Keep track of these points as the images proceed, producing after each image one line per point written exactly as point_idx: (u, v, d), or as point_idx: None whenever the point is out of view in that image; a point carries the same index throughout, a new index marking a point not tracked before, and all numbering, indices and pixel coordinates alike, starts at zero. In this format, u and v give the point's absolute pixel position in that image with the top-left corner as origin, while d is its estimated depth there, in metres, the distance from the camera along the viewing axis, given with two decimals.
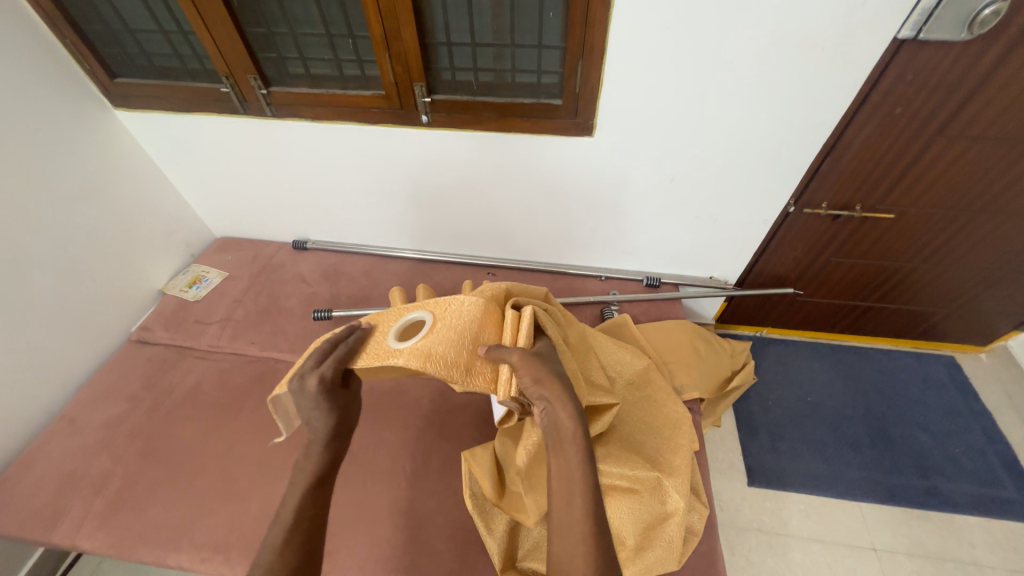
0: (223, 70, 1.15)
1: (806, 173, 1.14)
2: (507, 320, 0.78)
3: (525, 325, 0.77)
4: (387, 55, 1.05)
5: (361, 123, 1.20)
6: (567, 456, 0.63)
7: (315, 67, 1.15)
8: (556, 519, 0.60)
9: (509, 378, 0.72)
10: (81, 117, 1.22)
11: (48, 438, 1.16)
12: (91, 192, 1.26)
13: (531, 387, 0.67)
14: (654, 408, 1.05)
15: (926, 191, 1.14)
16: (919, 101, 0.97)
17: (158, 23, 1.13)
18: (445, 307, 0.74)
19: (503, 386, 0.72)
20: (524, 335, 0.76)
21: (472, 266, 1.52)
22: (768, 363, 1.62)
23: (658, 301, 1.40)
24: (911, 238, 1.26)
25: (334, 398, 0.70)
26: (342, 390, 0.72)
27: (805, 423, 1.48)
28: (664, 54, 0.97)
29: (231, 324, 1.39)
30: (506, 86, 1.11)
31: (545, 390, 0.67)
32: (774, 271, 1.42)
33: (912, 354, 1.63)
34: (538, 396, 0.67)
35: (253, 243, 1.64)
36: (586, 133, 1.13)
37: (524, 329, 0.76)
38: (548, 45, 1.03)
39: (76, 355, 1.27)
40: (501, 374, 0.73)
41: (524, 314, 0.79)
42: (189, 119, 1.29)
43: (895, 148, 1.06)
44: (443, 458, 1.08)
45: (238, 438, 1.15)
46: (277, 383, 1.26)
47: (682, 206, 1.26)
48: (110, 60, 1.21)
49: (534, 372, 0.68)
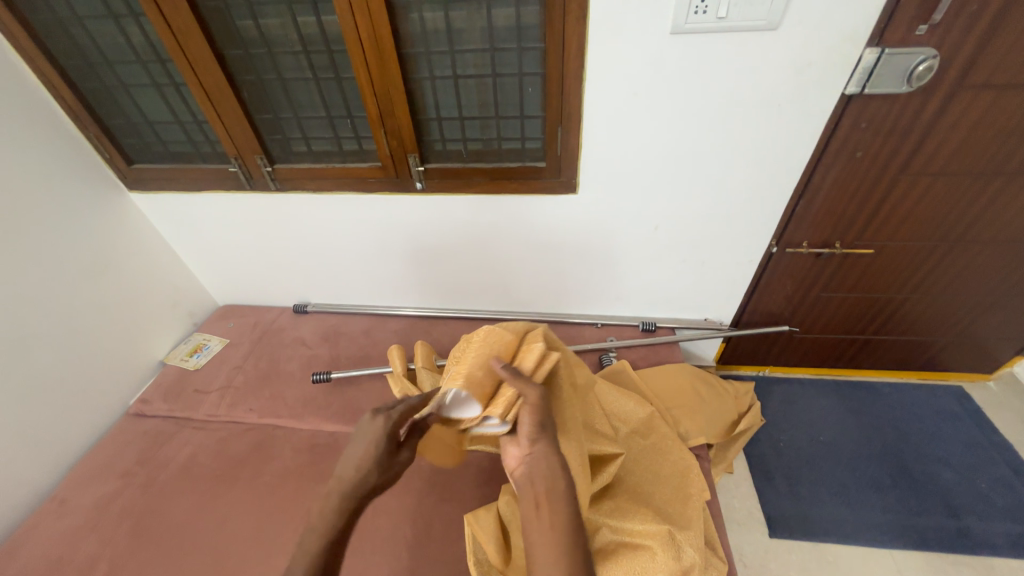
0: (232, 152, 1.24)
1: (783, 215, 1.19)
2: (534, 351, 0.81)
3: (549, 365, 0.80)
4: (382, 132, 1.14)
5: (360, 191, 1.28)
6: (554, 508, 0.63)
7: (316, 145, 1.25)
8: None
9: (518, 405, 0.74)
10: (97, 201, 1.30)
11: (37, 521, 1.12)
12: (100, 269, 1.32)
13: (531, 428, 0.72)
14: (662, 457, 1.03)
15: (900, 225, 1.19)
16: (875, 145, 1.04)
17: (174, 115, 1.24)
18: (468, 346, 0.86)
19: (505, 408, 0.75)
20: (543, 370, 0.79)
21: (470, 320, 1.54)
22: (775, 402, 1.59)
23: (656, 345, 1.41)
24: (896, 271, 1.30)
25: (387, 445, 0.75)
26: (394, 444, 0.77)
27: (821, 464, 1.43)
28: (636, 117, 1.06)
29: (230, 391, 1.38)
30: (493, 152, 1.19)
31: (545, 436, 0.71)
32: (768, 310, 1.44)
33: (919, 386, 1.61)
34: (535, 442, 0.71)
35: (255, 308, 1.67)
36: (570, 191, 1.20)
37: (546, 367, 0.80)
38: (530, 115, 1.12)
39: (73, 431, 1.26)
40: (507, 397, 0.75)
41: (552, 355, 0.81)
42: (198, 197, 1.37)
43: (863, 188, 1.12)
44: (447, 523, 1.04)
45: (232, 511, 1.11)
46: (275, 450, 1.23)
47: (669, 251, 1.31)
48: (127, 147, 1.31)
49: (540, 414, 0.72)
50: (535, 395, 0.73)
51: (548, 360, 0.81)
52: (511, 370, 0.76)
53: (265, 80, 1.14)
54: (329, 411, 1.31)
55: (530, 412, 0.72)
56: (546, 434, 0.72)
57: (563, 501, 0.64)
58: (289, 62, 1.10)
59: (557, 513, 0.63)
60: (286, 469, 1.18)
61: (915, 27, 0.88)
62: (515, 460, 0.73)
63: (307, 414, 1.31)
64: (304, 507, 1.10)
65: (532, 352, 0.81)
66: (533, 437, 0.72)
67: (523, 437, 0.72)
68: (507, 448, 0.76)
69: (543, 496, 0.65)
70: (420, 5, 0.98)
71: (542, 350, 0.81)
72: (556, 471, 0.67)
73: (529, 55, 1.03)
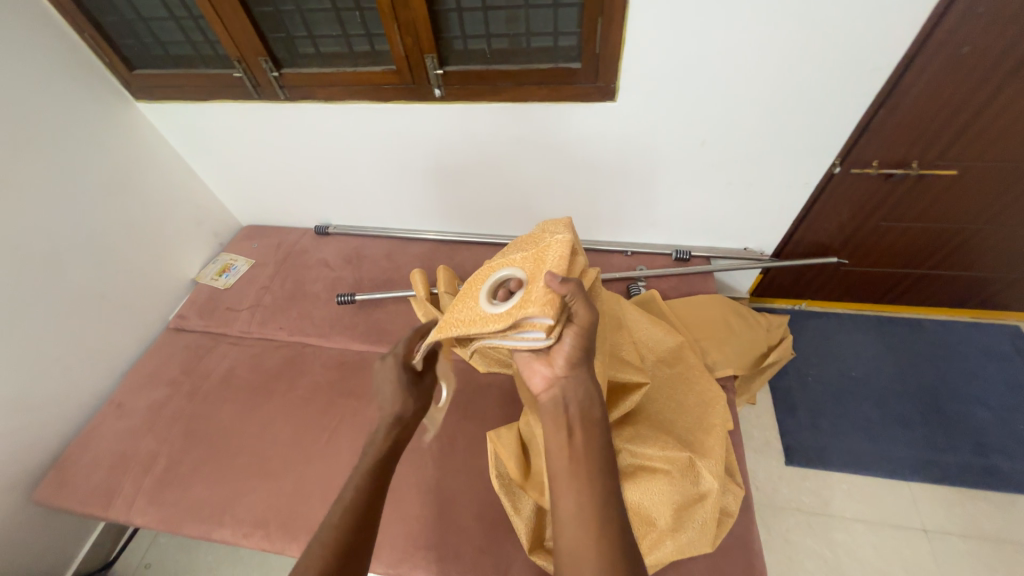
0: (235, 55, 1.13)
1: (854, 129, 1.03)
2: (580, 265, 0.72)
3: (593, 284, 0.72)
4: (396, 27, 1.01)
5: (375, 101, 1.17)
6: (589, 437, 0.61)
7: (324, 45, 1.12)
8: (576, 509, 0.56)
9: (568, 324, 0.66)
10: (106, 112, 1.25)
11: (100, 421, 1.23)
12: (122, 186, 1.30)
13: (577, 354, 0.65)
14: (686, 385, 1.01)
15: (996, 141, 1.02)
16: (990, 37, 0.85)
17: (168, 10, 1.12)
18: (542, 256, 0.75)
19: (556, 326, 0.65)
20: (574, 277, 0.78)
21: (493, 245, 1.49)
22: (808, 336, 1.53)
23: (688, 275, 1.34)
24: (975, 196, 1.14)
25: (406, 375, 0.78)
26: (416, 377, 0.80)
27: (849, 399, 1.40)
28: (693, 3, 0.88)
29: (260, 310, 1.42)
30: (521, 52, 1.05)
31: (590, 365, 0.65)
32: (816, 239, 1.32)
33: (970, 325, 1.50)
34: (579, 368, 0.65)
35: (278, 230, 1.66)
36: (607, 99, 1.06)
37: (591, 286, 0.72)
38: (565, 3, 0.96)
39: (120, 343, 1.33)
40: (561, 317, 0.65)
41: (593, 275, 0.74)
42: (206, 108, 1.29)
43: (960, 93, 0.94)
44: (469, 438, 1.08)
45: (271, 420, 1.19)
46: (306, 365, 1.28)
47: (714, 171, 1.18)
48: (127, 50, 1.22)
49: (586, 339, 0.65)
50: (586, 319, 0.65)
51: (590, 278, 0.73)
52: (573, 285, 0.64)
53: None
54: (355, 332, 1.33)
55: (577, 336, 0.65)
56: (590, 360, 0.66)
57: (599, 432, 0.61)
58: None
59: (592, 444, 0.61)
60: (316, 384, 1.24)
61: None
62: (543, 381, 0.67)
63: (334, 334, 1.34)
64: (335, 418, 1.16)
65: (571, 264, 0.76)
66: (575, 364, 0.65)
67: (562, 362, 0.66)
68: (531, 365, 0.69)
69: (577, 424, 0.62)
70: None
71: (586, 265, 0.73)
72: (596, 402, 0.63)
73: None
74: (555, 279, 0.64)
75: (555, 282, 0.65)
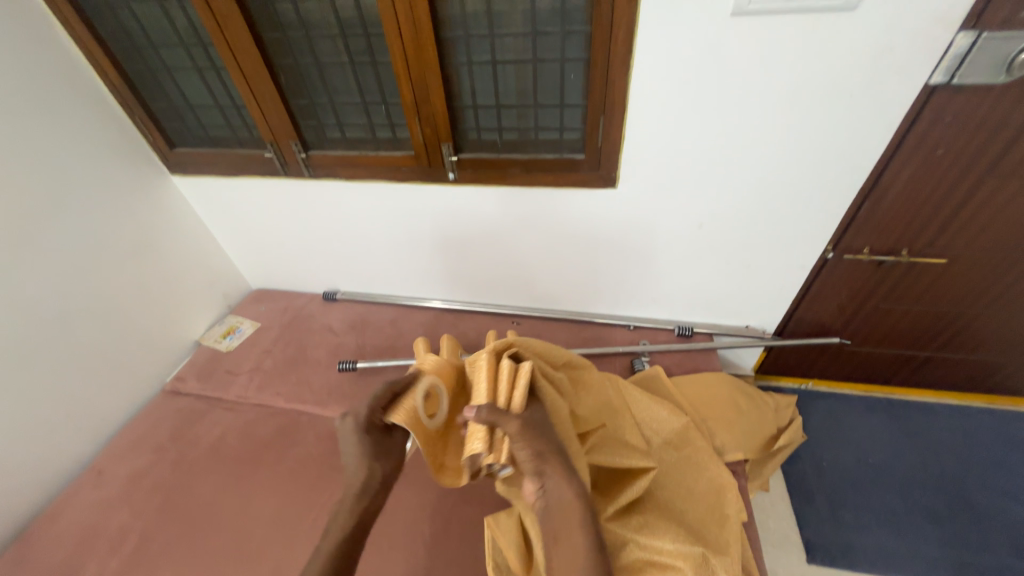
0: (269, 138, 1.24)
1: (844, 217, 1.09)
2: (504, 372, 0.73)
3: (524, 381, 0.73)
4: (417, 120, 1.11)
5: (393, 181, 1.26)
6: (572, 541, 0.61)
7: (350, 131, 1.23)
8: None
9: (506, 443, 0.69)
10: (141, 183, 1.34)
11: (75, 491, 1.17)
12: (144, 249, 1.36)
13: (531, 462, 0.66)
14: (694, 471, 0.97)
15: (981, 234, 1.07)
16: (961, 141, 0.93)
17: (214, 99, 1.25)
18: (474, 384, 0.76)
19: (496, 450, 0.70)
20: (519, 392, 0.72)
21: (497, 316, 1.51)
22: (819, 418, 1.48)
23: (691, 352, 1.34)
24: (969, 283, 1.17)
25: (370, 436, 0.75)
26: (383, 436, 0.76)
27: (868, 488, 1.32)
28: (685, 107, 0.98)
29: (260, 374, 1.41)
30: (529, 143, 1.14)
31: (550, 464, 0.66)
32: (816, 319, 1.33)
33: (986, 411, 1.46)
34: (542, 472, 0.66)
35: (287, 294, 1.69)
36: (609, 186, 1.14)
37: (520, 386, 0.72)
38: (570, 104, 1.06)
39: (112, 405, 1.31)
40: (495, 437, 0.70)
41: (523, 369, 0.74)
42: (235, 182, 1.38)
43: (940, 189, 1.01)
44: (465, 522, 1.02)
45: (256, 494, 1.12)
46: (299, 435, 1.24)
47: (713, 252, 1.23)
48: (171, 131, 1.34)
49: (534, 444, 0.67)
50: (517, 425, 0.67)
51: (521, 375, 0.73)
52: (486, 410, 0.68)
53: (302, 64, 1.13)
54: (353, 400, 1.31)
55: (522, 444, 0.67)
56: (549, 461, 0.66)
57: (581, 536, 0.61)
58: (327, 46, 1.09)
59: (576, 549, 0.60)
60: (309, 456, 1.19)
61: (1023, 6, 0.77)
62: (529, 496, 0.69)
63: (332, 402, 1.31)
64: (324, 495, 1.10)
65: (503, 374, 0.74)
66: (539, 471, 0.66)
67: (528, 471, 0.67)
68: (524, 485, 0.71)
69: (560, 531, 0.63)
70: None
71: (511, 365, 0.74)
72: (572, 502, 0.64)
73: (572, 41, 0.97)
74: (470, 411, 0.68)
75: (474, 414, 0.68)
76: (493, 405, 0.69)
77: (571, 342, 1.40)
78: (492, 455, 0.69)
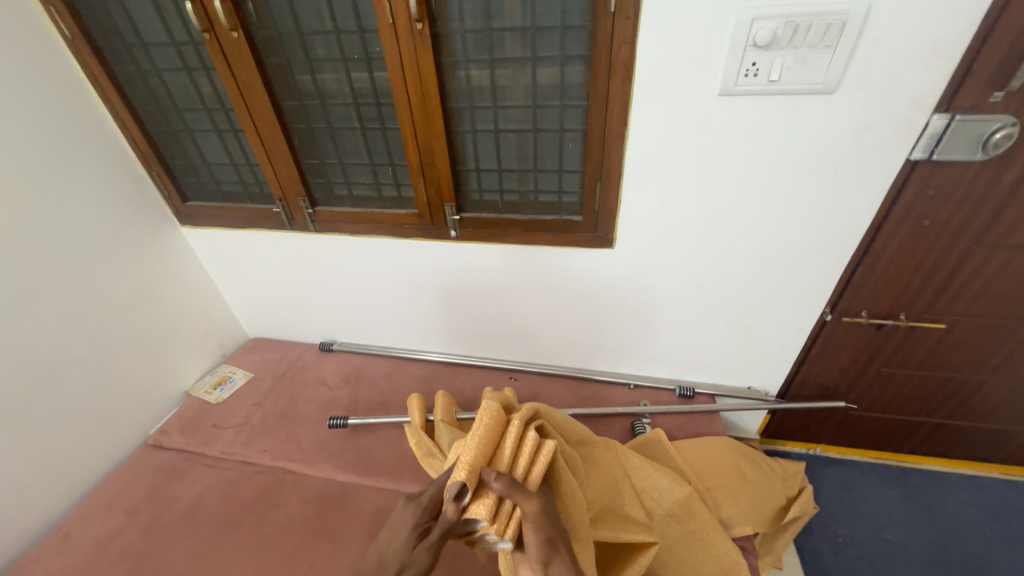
0: (278, 194, 1.29)
1: (839, 281, 1.11)
2: (528, 444, 0.66)
3: (545, 459, 0.65)
4: (422, 180, 1.16)
5: (396, 237, 1.29)
6: None
7: (357, 189, 1.28)
8: None
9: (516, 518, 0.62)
10: (151, 235, 1.38)
11: (36, 555, 1.09)
12: (145, 297, 1.37)
13: (540, 549, 0.61)
14: (701, 548, 0.92)
15: (976, 300, 1.07)
16: (946, 214, 0.96)
17: (231, 158, 1.31)
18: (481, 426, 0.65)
19: (502, 523, 0.61)
20: (538, 468, 0.65)
21: (494, 371, 1.48)
22: (830, 487, 1.41)
23: (693, 414, 1.30)
24: (970, 349, 1.16)
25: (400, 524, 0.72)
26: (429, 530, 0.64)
27: (889, 568, 1.23)
28: (679, 176, 1.03)
29: (247, 429, 1.36)
30: (529, 205, 1.18)
31: (558, 555, 0.61)
32: (819, 382, 1.31)
33: (1004, 483, 1.39)
34: (549, 562, 0.61)
35: (283, 344, 1.68)
36: (606, 246, 1.17)
37: (541, 463, 0.65)
38: (568, 169, 1.11)
39: (89, 460, 1.25)
40: (505, 510, 0.62)
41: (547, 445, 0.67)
42: (241, 235, 1.42)
43: (931, 257, 1.03)
44: None
45: (229, 564, 1.04)
46: (282, 497, 1.18)
47: (711, 313, 1.23)
48: (185, 186, 1.39)
49: (544, 531, 0.61)
50: (534, 507, 0.60)
51: (543, 452, 0.66)
52: (508, 481, 0.59)
53: (316, 128, 1.19)
54: (341, 459, 1.25)
55: (534, 528, 0.61)
56: (558, 552, 0.61)
57: None
58: (340, 113, 1.15)
59: None
60: (290, 521, 1.12)
61: (989, 94, 0.82)
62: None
63: (319, 461, 1.25)
64: (303, 567, 1.02)
65: (526, 444, 0.66)
66: (546, 559, 0.61)
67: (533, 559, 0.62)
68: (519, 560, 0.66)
69: None
70: (468, 63, 1.01)
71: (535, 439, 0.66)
72: None
73: (571, 113, 1.03)
74: (490, 476, 0.59)
75: (494, 480, 0.59)
76: (511, 478, 0.60)
77: (570, 401, 1.36)
78: (495, 526, 0.61)
